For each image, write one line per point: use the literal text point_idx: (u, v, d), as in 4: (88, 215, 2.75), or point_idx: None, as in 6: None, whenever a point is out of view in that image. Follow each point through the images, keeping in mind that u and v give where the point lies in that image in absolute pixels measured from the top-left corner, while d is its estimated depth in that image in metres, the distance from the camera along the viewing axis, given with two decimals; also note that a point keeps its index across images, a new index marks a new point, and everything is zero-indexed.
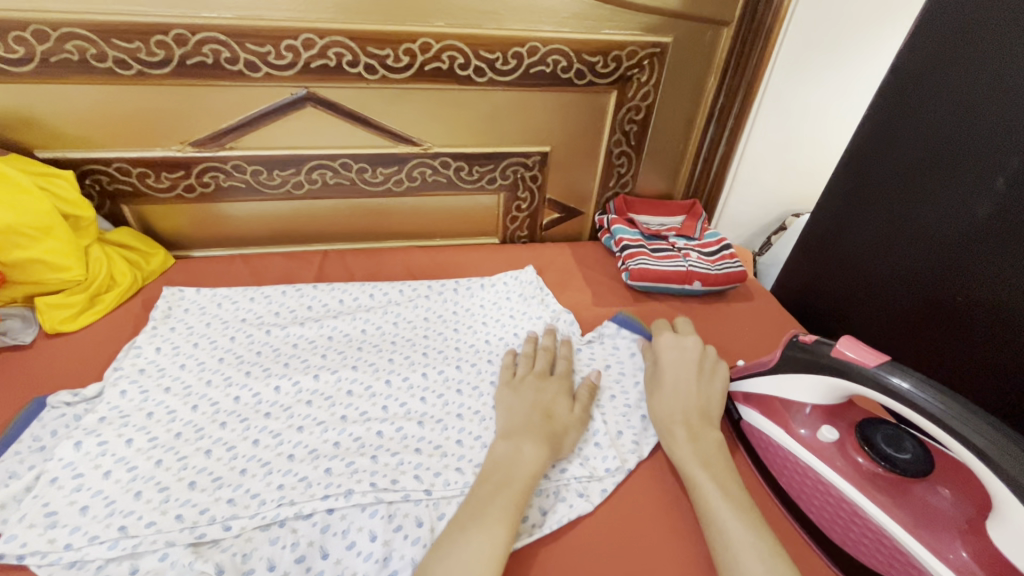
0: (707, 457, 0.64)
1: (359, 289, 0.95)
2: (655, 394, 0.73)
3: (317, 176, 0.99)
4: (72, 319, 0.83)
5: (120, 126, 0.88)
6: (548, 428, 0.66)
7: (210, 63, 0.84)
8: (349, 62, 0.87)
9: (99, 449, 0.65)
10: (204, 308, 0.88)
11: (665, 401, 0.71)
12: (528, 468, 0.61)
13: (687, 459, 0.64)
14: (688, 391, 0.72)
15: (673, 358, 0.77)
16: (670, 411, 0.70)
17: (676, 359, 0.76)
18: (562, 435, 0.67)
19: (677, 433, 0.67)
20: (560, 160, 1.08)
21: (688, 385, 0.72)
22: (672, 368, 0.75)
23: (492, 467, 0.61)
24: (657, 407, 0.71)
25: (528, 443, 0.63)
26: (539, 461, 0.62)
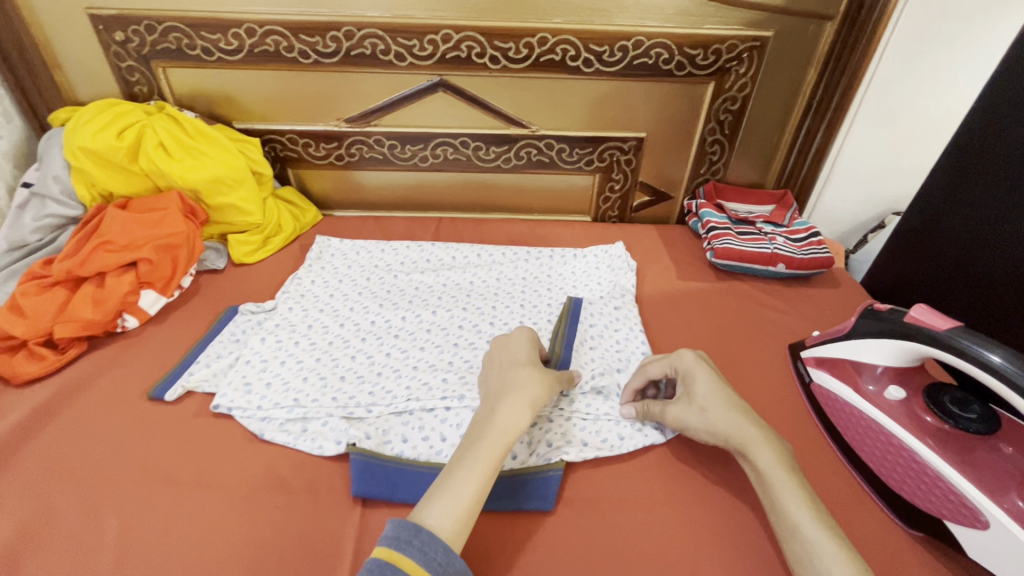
0: (781, 453, 0.61)
1: (471, 250, 1.10)
2: (711, 412, 0.66)
3: (440, 151, 1.16)
4: (251, 254, 1.06)
5: (294, 103, 1.10)
6: (514, 390, 0.65)
7: (368, 54, 1.03)
8: (477, 54, 1.03)
9: (276, 344, 0.85)
10: (346, 254, 1.08)
11: (720, 415, 0.65)
12: (500, 425, 0.61)
13: (766, 461, 0.60)
14: (738, 402, 0.67)
15: (705, 375, 0.69)
16: (733, 423, 0.64)
17: (707, 371, 0.70)
18: (527, 387, 0.65)
19: (752, 436, 0.63)
20: (654, 146, 1.16)
21: (732, 395, 0.68)
22: (707, 382, 0.68)
23: (480, 423, 0.63)
24: (711, 427, 0.65)
25: (499, 403, 0.64)
26: (513, 417, 0.62)
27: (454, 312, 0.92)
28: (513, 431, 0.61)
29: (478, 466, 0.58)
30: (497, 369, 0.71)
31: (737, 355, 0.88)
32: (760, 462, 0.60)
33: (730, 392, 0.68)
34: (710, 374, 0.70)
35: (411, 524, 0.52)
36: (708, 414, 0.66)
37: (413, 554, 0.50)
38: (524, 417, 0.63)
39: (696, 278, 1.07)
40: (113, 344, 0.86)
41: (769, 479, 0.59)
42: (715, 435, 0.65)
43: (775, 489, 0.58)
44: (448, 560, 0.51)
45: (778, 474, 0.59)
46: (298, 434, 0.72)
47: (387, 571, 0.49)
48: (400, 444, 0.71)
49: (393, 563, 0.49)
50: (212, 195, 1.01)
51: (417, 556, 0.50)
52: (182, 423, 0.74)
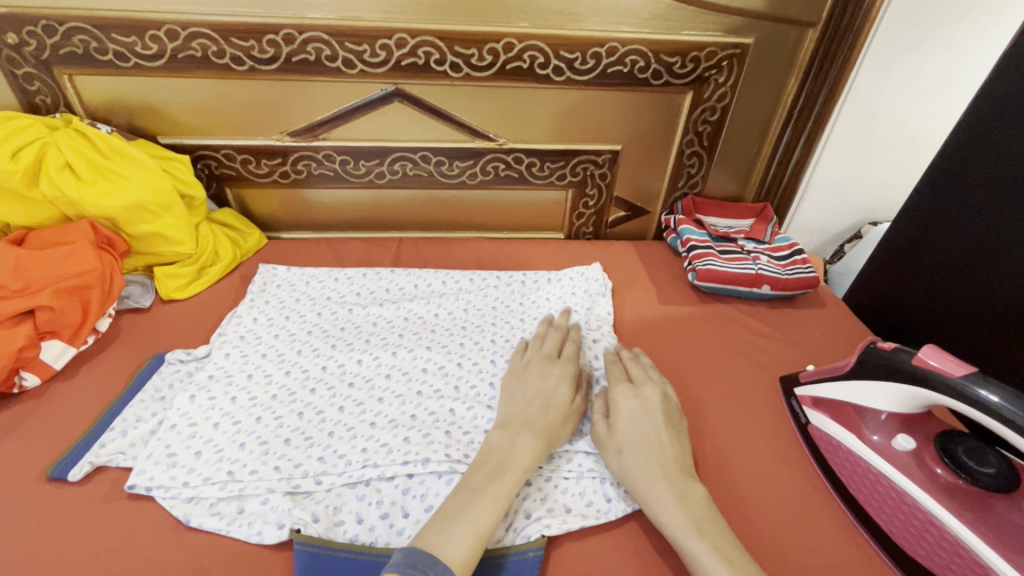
0: (697, 512, 0.58)
1: (434, 276, 1.00)
2: (625, 456, 0.63)
3: (398, 167, 1.05)
4: (183, 288, 0.93)
5: (230, 116, 0.98)
6: (544, 424, 0.66)
7: (312, 60, 0.91)
8: (435, 61, 0.93)
9: (208, 402, 0.73)
10: (294, 285, 0.96)
11: (636, 461, 0.62)
12: (521, 460, 0.62)
13: (675, 524, 0.57)
14: (660, 447, 0.64)
15: (630, 412, 0.68)
16: (645, 472, 0.61)
17: (636, 409, 0.68)
18: (552, 423, 0.67)
19: (656, 493, 0.60)
20: (630, 159, 1.09)
21: (656, 437, 0.65)
22: (630, 421, 0.67)
23: (500, 453, 0.62)
24: (623, 471, 0.63)
25: (524, 436, 0.64)
26: (531, 453, 0.63)
27: (417, 352, 0.83)
28: (529, 465, 0.62)
29: (495, 495, 0.58)
30: (525, 395, 0.70)
31: (726, 391, 0.81)
32: (668, 526, 0.57)
33: (656, 433, 0.66)
34: (636, 408, 0.68)
35: (429, 556, 0.51)
36: (623, 458, 0.63)
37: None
38: (543, 451, 0.64)
39: (678, 301, 1.00)
40: (8, 408, 0.72)
41: (680, 539, 0.56)
42: (626, 479, 0.63)
43: (689, 553, 0.55)
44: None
45: (687, 536, 0.56)
46: (233, 518, 0.61)
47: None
48: (354, 526, 0.61)
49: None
50: (132, 223, 0.88)
51: None
52: (88, 509, 0.62)
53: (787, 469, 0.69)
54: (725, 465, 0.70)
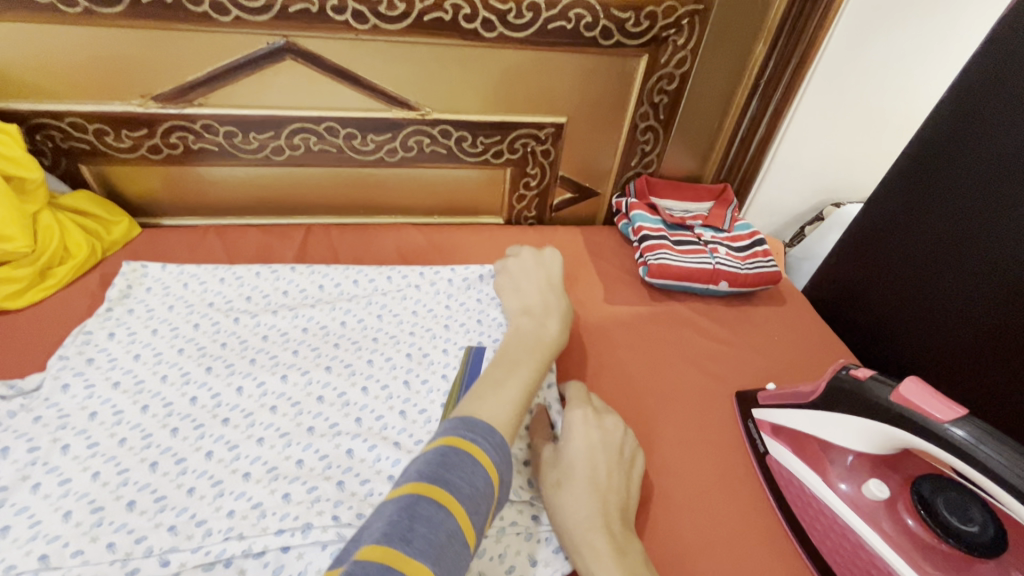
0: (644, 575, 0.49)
1: (343, 273, 0.84)
2: (564, 493, 0.53)
3: (300, 140, 0.87)
4: (18, 295, 0.75)
5: (69, 72, 0.76)
6: (562, 309, 0.73)
7: (170, 2, 0.71)
8: (334, 8, 0.74)
9: (29, 457, 0.57)
10: (167, 288, 0.79)
11: (576, 502, 0.52)
12: (547, 333, 0.68)
13: None
14: (607, 492, 0.53)
15: (588, 441, 0.57)
16: (582, 519, 0.51)
17: (596, 439, 0.58)
18: (560, 305, 0.73)
19: (598, 544, 0.49)
20: (576, 134, 0.94)
21: (606, 478, 0.54)
22: (584, 451, 0.56)
23: (527, 331, 0.67)
24: (561, 511, 0.52)
25: (549, 320, 0.70)
26: (556, 330, 0.69)
27: (313, 373, 0.68)
28: (557, 341, 0.67)
29: (534, 363, 0.62)
30: (534, 286, 0.76)
31: (676, 411, 0.71)
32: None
33: (608, 472, 0.55)
34: (594, 438, 0.58)
35: (485, 425, 0.49)
36: (563, 493, 0.53)
37: (486, 449, 0.47)
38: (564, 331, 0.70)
39: (628, 300, 0.89)
40: None
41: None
42: (561, 519, 0.52)
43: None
44: (510, 465, 0.49)
45: None
46: None
47: (464, 458, 0.46)
48: None
49: (470, 453, 0.46)
50: None
51: (487, 445, 0.48)
52: None
53: (737, 510, 0.60)
54: (669, 508, 0.60)
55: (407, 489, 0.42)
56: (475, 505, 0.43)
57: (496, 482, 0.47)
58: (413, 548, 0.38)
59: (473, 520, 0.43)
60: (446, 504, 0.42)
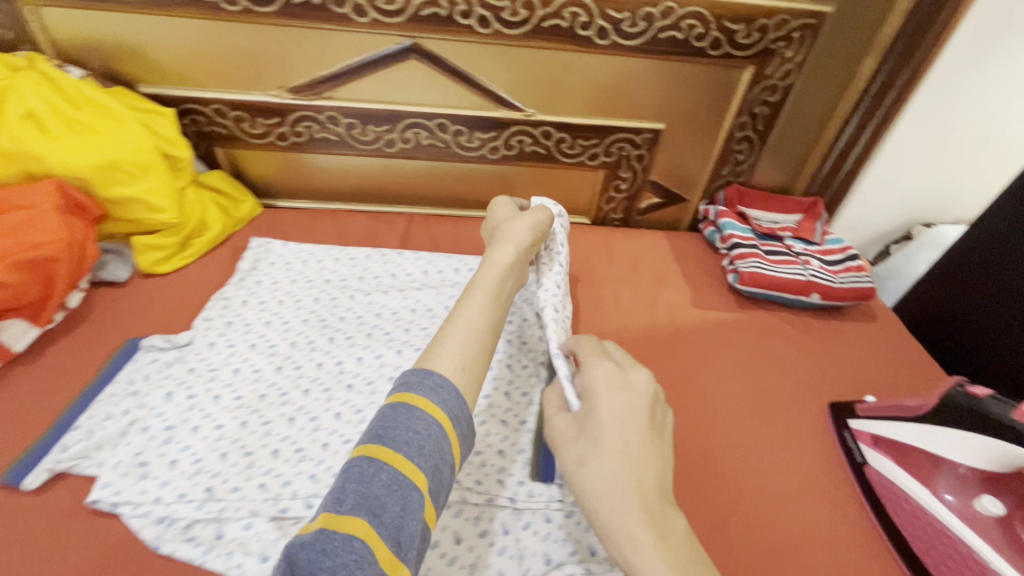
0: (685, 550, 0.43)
1: (445, 261, 0.90)
2: (591, 467, 0.47)
3: (412, 135, 0.93)
4: (164, 261, 0.83)
5: (220, 64, 0.85)
6: (518, 238, 0.68)
7: (316, 3, 0.78)
8: (461, 13, 0.79)
9: (188, 402, 0.64)
10: (290, 263, 0.87)
11: (603, 480, 0.46)
12: (499, 261, 0.64)
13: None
14: (640, 465, 0.46)
15: (613, 405, 0.49)
16: (613, 500, 0.45)
17: (609, 398, 0.50)
18: (515, 240, 0.67)
19: (636, 532, 0.43)
20: (672, 141, 0.96)
21: (637, 448, 0.47)
22: (604, 416, 0.49)
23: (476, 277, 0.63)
24: (588, 489, 0.46)
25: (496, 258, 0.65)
26: (510, 255, 0.65)
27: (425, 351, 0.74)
28: (506, 265, 0.64)
29: (482, 297, 0.59)
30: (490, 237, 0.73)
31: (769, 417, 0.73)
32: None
33: (636, 438, 0.47)
34: (618, 400, 0.50)
35: (420, 370, 0.48)
36: (587, 470, 0.47)
37: (424, 393, 0.46)
38: (516, 255, 0.65)
39: (715, 305, 0.90)
40: None
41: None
42: (589, 499, 0.46)
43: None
44: (461, 405, 0.48)
45: None
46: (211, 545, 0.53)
47: (399, 409, 0.44)
48: None
49: (402, 402, 0.45)
50: (106, 184, 0.77)
51: (430, 394, 0.46)
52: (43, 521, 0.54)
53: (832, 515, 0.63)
54: (765, 508, 0.63)
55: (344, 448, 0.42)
56: (420, 450, 0.42)
57: (443, 422, 0.45)
58: (345, 507, 0.38)
59: (419, 462, 0.42)
60: (380, 455, 0.41)
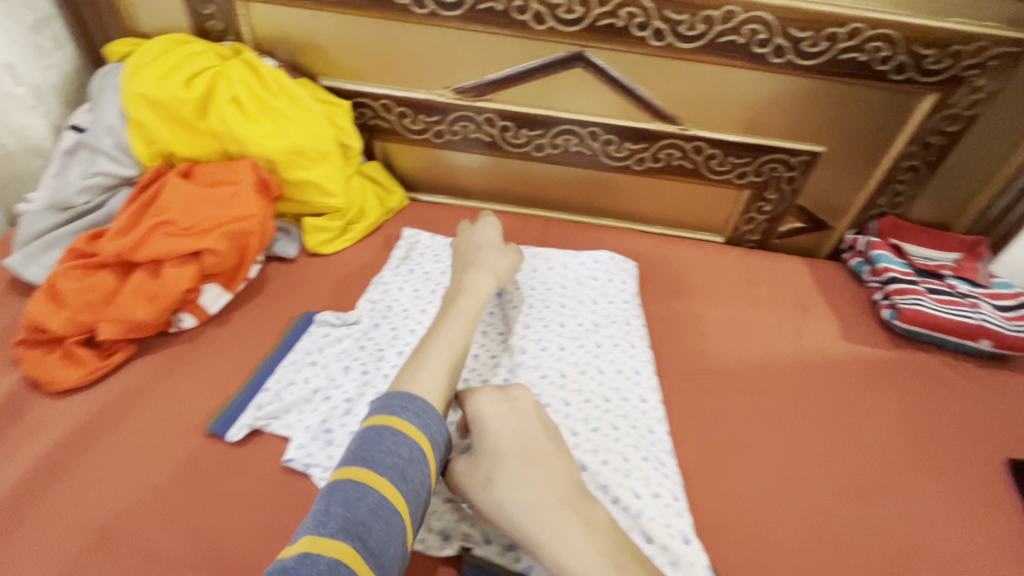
0: (608, 544, 0.46)
1: (581, 264, 0.91)
2: (497, 486, 0.49)
3: (562, 141, 0.95)
4: (328, 243, 0.89)
5: (395, 63, 0.90)
6: (494, 268, 0.75)
7: (499, 10, 0.81)
8: (638, 25, 0.80)
9: (362, 376, 0.68)
10: (437, 255, 0.90)
11: (526, 496, 0.48)
12: (475, 288, 0.70)
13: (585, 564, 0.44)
14: (540, 466, 0.50)
15: (496, 418, 0.53)
16: (529, 506, 0.47)
17: (504, 413, 0.54)
18: (495, 264, 0.76)
19: (559, 528, 0.46)
20: (829, 165, 0.93)
21: (533, 453, 0.51)
22: (504, 431, 0.52)
23: (455, 294, 0.69)
24: (498, 505, 0.48)
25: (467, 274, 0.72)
26: (488, 282, 0.71)
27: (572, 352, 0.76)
28: (482, 295, 0.69)
29: (459, 321, 0.64)
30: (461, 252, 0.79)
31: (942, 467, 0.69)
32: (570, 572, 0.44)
33: (525, 444, 0.52)
34: (504, 414, 0.54)
35: (405, 394, 0.53)
36: (493, 485, 0.49)
37: (407, 417, 0.51)
38: (494, 285, 0.72)
39: (867, 341, 0.86)
40: (167, 347, 0.71)
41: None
42: (502, 514, 0.48)
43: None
44: (440, 428, 0.53)
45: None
46: None
47: (383, 433, 0.49)
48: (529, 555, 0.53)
49: (389, 426, 0.50)
50: (291, 168, 0.83)
51: (413, 419, 0.51)
52: (243, 475, 0.59)
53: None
54: None
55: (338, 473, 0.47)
56: (401, 473, 0.47)
57: (425, 448, 0.50)
58: (329, 528, 0.42)
59: (401, 486, 0.47)
60: (368, 480, 0.46)
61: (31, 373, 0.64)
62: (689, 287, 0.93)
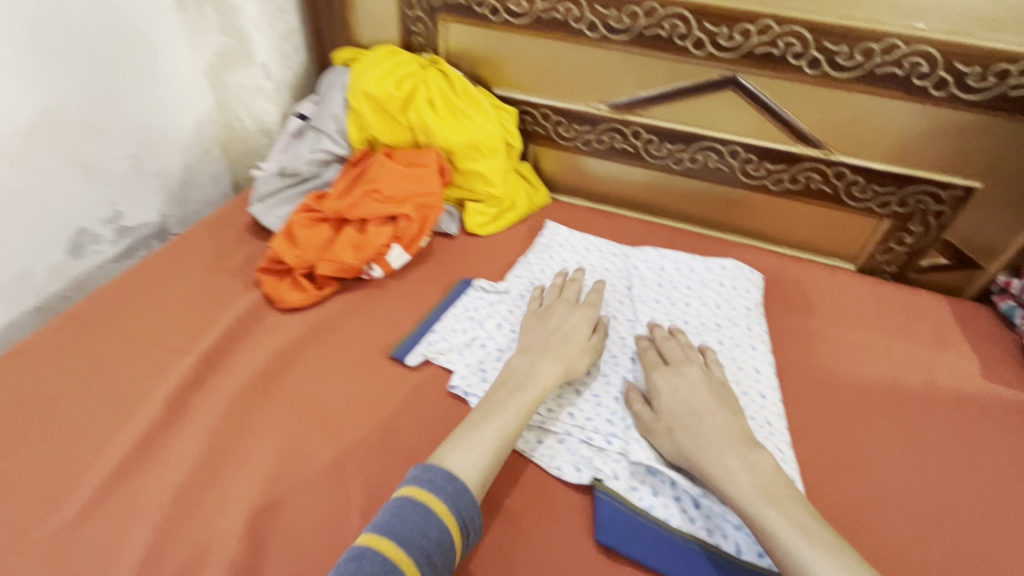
0: (756, 476, 0.56)
1: (707, 269, 0.96)
2: (678, 434, 0.62)
3: (702, 156, 1.02)
4: (483, 226, 1.03)
5: (560, 77, 1.03)
6: (568, 357, 0.70)
7: (663, 36, 0.92)
8: (794, 54, 0.86)
9: (511, 334, 0.80)
10: (575, 248, 1.01)
11: (690, 437, 0.61)
12: (542, 378, 0.66)
13: (737, 484, 0.56)
14: (710, 415, 0.62)
15: (673, 391, 0.66)
16: (703, 445, 0.60)
17: (677, 386, 0.66)
18: (571, 356, 0.70)
19: (727, 458, 0.58)
20: (984, 202, 0.91)
21: (703, 408, 0.63)
22: (676, 398, 0.65)
23: (524, 375, 0.67)
24: (676, 451, 0.62)
25: (542, 359, 0.69)
26: (555, 374, 0.67)
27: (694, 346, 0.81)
28: (549, 384, 0.66)
29: (516, 407, 0.63)
30: (543, 324, 0.75)
31: None
32: (730, 491, 0.56)
33: (701, 404, 0.64)
34: (682, 386, 0.66)
35: (443, 471, 0.56)
36: (674, 435, 0.62)
37: (441, 497, 0.54)
38: (561, 373, 0.68)
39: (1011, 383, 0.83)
40: (360, 290, 0.89)
41: (748, 506, 0.55)
42: (682, 456, 0.61)
43: (763, 523, 0.53)
44: (471, 514, 0.55)
45: (751, 497, 0.55)
46: (537, 445, 0.67)
47: (418, 509, 0.53)
48: (649, 497, 0.63)
49: (424, 503, 0.53)
50: (464, 159, 1.00)
51: (445, 498, 0.54)
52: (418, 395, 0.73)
53: None
54: None
55: (362, 539, 0.51)
56: (426, 555, 0.50)
57: (453, 531, 0.53)
58: None
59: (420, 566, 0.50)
60: (387, 552, 0.50)
61: (270, 294, 0.84)
62: (817, 306, 0.95)
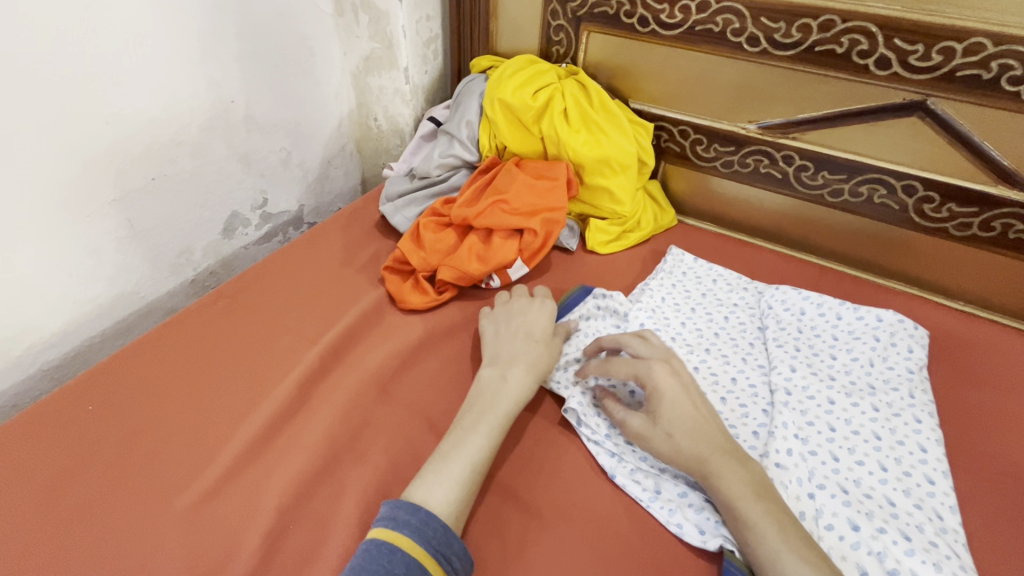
0: (754, 480, 0.57)
1: (859, 319, 0.83)
2: (679, 438, 0.60)
3: (866, 190, 0.90)
4: (605, 244, 0.99)
5: (706, 93, 0.96)
6: (528, 359, 0.70)
7: (838, 53, 0.82)
8: (1011, 78, 0.73)
9: None
10: (699, 277, 0.92)
11: (689, 442, 0.60)
12: (511, 390, 0.66)
13: (736, 488, 0.56)
14: (706, 422, 0.61)
15: (672, 395, 0.62)
16: (699, 454, 0.59)
17: (676, 390, 0.62)
18: (532, 358, 0.70)
19: (723, 466, 0.58)
20: None
21: (702, 416, 0.61)
22: (674, 404, 0.61)
23: (489, 391, 0.66)
24: (675, 455, 0.60)
25: (513, 370, 0.68)
26: (522, 382, 0.67)
27: (844, 408, 0.71)
28: (520, 396, 0.66)
29: (485, 430, 0.62)
30: (513, 331, 0.74)
31: None
32: (724, 491, 0.57)
33: (700, 411, 0.62)
34: (678, 389, 0.62)
35: (409, 504, 0.54)
36: (675, 441, 0.60)
37: (407, 532, 0.52)
38: (533, 384, 0.68)
39: None
40: (477, 298, 0.88)
41: (739, 505, 0.56)
42: (681, 462, 0.60)
43: (745, 518, 0.55)
44: (446, 541, 0.53)
45: (746, 502, 0.55)
46: (654, 495, 0.63)
47: (384, 549, 0.51)
48: None
49: (389, 543, 0.51)
50: (594, 174, 0.96)
51: (411, 532, 0.52)
52: (530, 418, 0.71)
53: None
54: None
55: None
56: None
57: (425, 561, 0.51)
58: None
59: None
60: None
61: (394, 293, 0.86)
62: (1003, 379, 0.79)
